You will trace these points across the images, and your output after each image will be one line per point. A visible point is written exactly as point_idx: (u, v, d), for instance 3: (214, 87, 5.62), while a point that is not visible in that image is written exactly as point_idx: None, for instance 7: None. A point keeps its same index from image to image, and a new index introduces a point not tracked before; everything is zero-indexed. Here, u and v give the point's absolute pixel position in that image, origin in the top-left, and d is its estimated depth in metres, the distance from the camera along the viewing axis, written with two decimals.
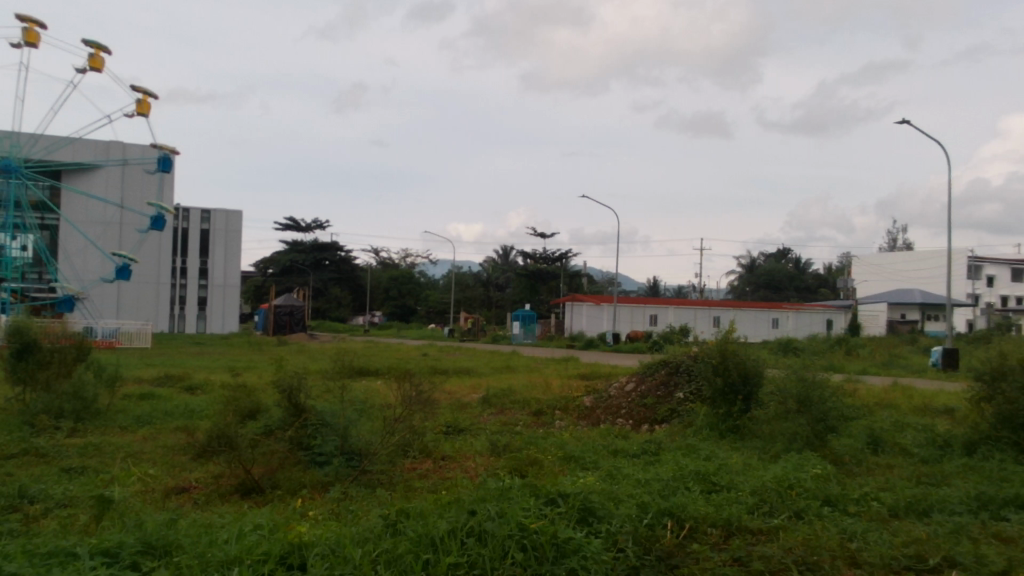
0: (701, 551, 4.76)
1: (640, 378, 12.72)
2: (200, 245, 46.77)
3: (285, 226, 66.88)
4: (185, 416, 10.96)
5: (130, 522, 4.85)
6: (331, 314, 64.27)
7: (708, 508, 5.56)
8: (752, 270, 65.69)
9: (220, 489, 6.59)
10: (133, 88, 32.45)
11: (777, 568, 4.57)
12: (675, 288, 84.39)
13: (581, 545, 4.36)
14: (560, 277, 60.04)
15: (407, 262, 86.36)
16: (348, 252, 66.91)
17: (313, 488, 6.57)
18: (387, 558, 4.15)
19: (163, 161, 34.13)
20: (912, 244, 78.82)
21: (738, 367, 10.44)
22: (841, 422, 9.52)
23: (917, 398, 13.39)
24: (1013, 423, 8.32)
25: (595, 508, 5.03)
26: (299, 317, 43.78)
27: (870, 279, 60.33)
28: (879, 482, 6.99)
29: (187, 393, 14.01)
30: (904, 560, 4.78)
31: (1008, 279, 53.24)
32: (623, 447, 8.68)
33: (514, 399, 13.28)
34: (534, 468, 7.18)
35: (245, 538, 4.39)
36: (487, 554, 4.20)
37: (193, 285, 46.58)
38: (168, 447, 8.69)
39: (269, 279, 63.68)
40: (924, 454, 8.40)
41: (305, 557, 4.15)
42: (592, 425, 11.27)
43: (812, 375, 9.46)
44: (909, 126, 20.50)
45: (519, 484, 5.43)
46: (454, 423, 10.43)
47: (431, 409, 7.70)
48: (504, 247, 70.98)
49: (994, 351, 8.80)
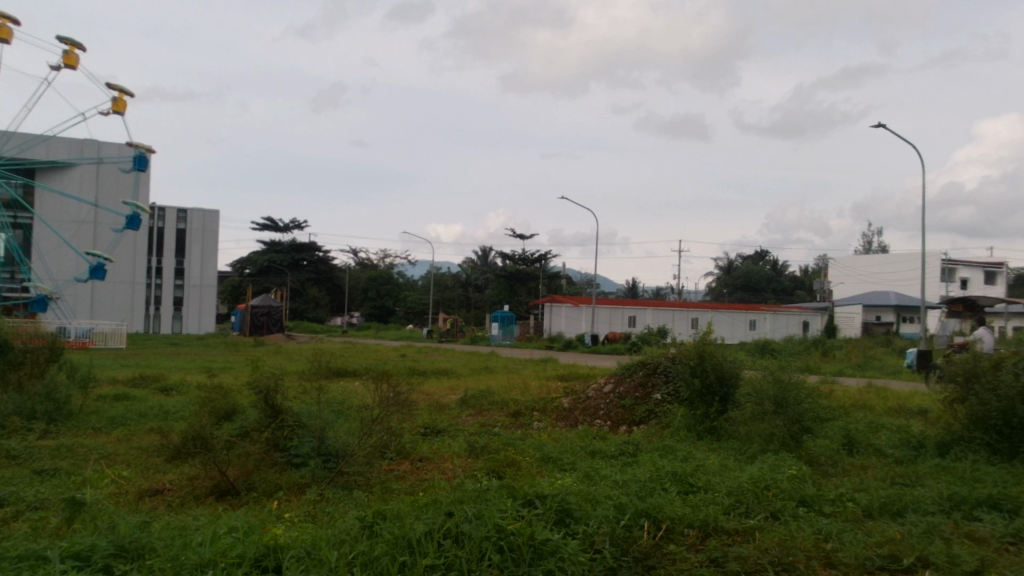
0: (677, 551, 4.78)
1: (618, 378, 12.76)
2: (176, 245, 46.37)
3: (263, 225, 66.59)
4: (160, 417, 10.89)
5: (103, 524, 4.81)
6: (309, 314, 64.08)
7: (685, 509, 5.60)
8: (730, 272, 66.26)
9: (194, 490, 6.51)
10: (109, 85, 32.05)
11: (753, 568, 4.60)
12: (654, 289, 84.96)
13: (559, 547, 4.35)
14: (538, 278, 60.25)
15: (386, 262, 86.29)
16: (327, 252, 66.74)
17: (290, 489, 6.53)
18: (363, 560, 4.13)
19: (139, 159, 33.71)
20: (887, 246, 79.76)
21: (715, 368, 10.53)
22: (816, 422, 9.61)
23: (891, 398, 13.61)
24: (984, 423, 8.42)
25: (573, 510, 5.04)
26: (276, 318, 43.51)
27: (846, 281, 61.04)
28: (854, 482, 7.05)
29: (162, 394, 13.95)
30: (878, 559, 4.82)
31: (981, 281, 54.07)
32: (601, 448, 8.73)
33: (493, 399, 13.36)
34: (512, 469, 7.19)
35: (220, 541, 4.34)
36: (464, 556, 4.19)
37: (169, 285, 46.21)
38: (142, 447, 8.63)
39: (247, 279, 63.32)
40: (899, 454, 8.49)
41: (280, 559, 4.11)
42: (570, 425, 11.34)
43: (788, 376, 9.52)
44: (886, 131, 20.98)
45: (498, 485, 5.44)
46: (433, 424, 10.48)
47: (409, 409, 7.67)
48: (483, 248, 71.10)
49: (968, 353, 8.89)
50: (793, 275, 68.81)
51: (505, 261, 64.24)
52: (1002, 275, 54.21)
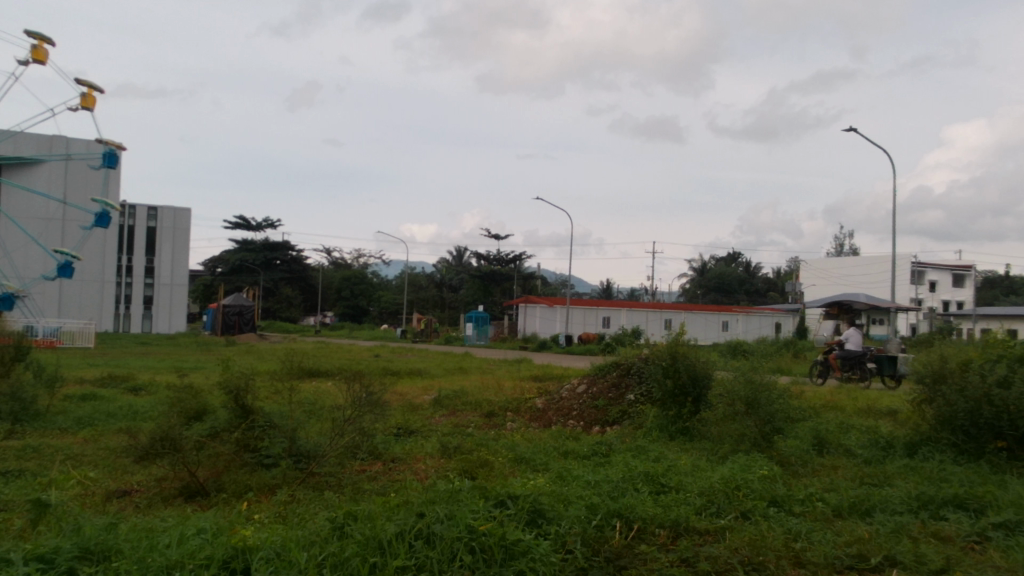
0: (648, 551, 4.80)
1: (591, 379, 12.80)
2: (146, 243, 45.82)
3: (235, 224, 65.99)
4: (128, 417, 10.74)
5: (68, 526, 4.74)
6: (282, 314, 63.64)
7: (657, 509, 5.61)
8: (704, 273, 66.72)
9: (163, 492, 6.47)
10: (78, 81, 31.61)
11: (723, 568, 4.62)
12: (628, 291, 85.38)
13: (530, 547, 4.36)
14: (512, 279, 60.29)
15: (360, 262, 85.92)
16: (300, 251, 66.25)
17: (261, 490, 6.48)
18: (333, 562, 4.10)
19: (108, 156, 33.22)
20: (858, 249, 80.54)
21: (688, 369, 10.59)
22: (787, 423, 9.67)
23: (862, 399, 13.70)
24: (951, 424, 8.57)
25: (545, 510, 5.04)
26: (248, 318, 43.14)
27: (818, 283, 61.70)
28: (824, 483, 7.10)
29: (132, 394, 13.73)
30: (847, 559, 4.86)
31: (950, 284, 54.92)
32: (574, 449, 8.72)
33: (466, 400, 13.29)
34: (485, 470, 7.18)
35: (187, 542, 4.30)
36: (435, 556, 4.17)
37: (139, 284, 45.64)
38: (110, 448, 8.50)
39: (218, 278, 62.73)
40: (868, 455, 8.58)
41: (248, 561, 4.07)
42: (544, 426, 11.33)
43: (760, 377, 9.57)
44: (855, 135, 21.38)
45: (470, 486, 5.42)
46: (405, 424, 10.40)
47: (382, 409, 7.62)
48: (458, 249, 70.95)
49: (936, 354, 9.01)
50: (766, 276, 69.35)
51: (480, 262, 64.17)
52: (970, 278, 55.13)
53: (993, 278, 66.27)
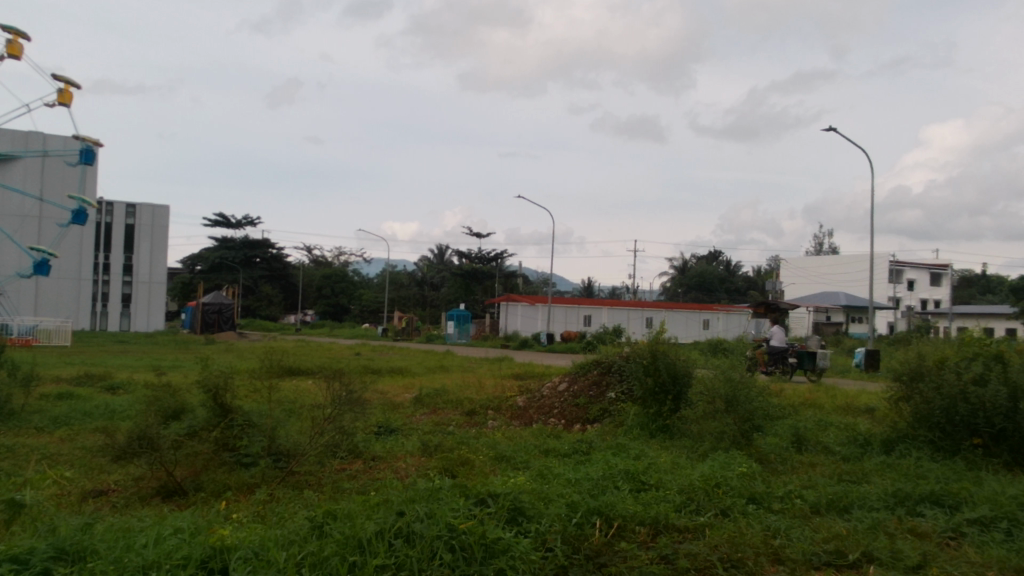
0: (628, 549, 4.81)
1: (572, 378, 12.81)
2: (124, 241, 45.39)
3: (214, 221, 65.50)
4: (104, 417, 10.60)
5: (43, 526, 4.69)
6: (262, 313, 63.32)
7: (636, 507, 5.62)
8: (684, 272, 67.05)
9: (140, 491, 6.42)
10: (54, 76, 31.24)
11: (703, 566, 4.64)
12: (609, 289, 85.71)
13: (510, 545, 4.37)
14: (494, 277, 60.34)
15: (340, 260, 85.65)
16: (280, 249, 65.87)
17: (239, 490, 6.44)
18: (312, 561, 4.08)
19: (85, 152, 32.85)
20: (837, 248, 81.19)
21: (668, 368, 10.63)
22: (766, 420, 9.73)
23: (841, 398, 13.76)
24: (928, 422, 8.65)
25: (525, 509, 5.03)
26: (227, 316, 42.74)
27: (797, 282, 62.13)
28: (801, 480, 7.16)
29: (108, 393, 13.58)
30: (825, 556, 4.90)
31: (927, 283, 55.51)
32: (554, 447, 8.70)
33: (447, 399, 13.22)
34: (465, 468, 7.15)
35: (164, 542, 4.27)
36: (415, 555, 4.15)
37: (117, 281, 45.20)
38: (86, 448, 8.42)
39: (197, 276, 62.28)
40: (846, 452, 8.64)
41: (226, 561, 4.04)
42: (524, 424, 11.30)
43: (739, 375, 9.59)
44: (833, 134, 21.65)
45: (449, 485, 5.40)
46: (385, 423, 10.31)
47: (363, 408, 7.58)
48: (439, 247, 70.84)
49: (913, 353, 9.09)
50: (746, 275, 69.72)
51: (461, 260, 64.12)
52: (946, 277, 55.75)
53: (970, 277, 66.99)
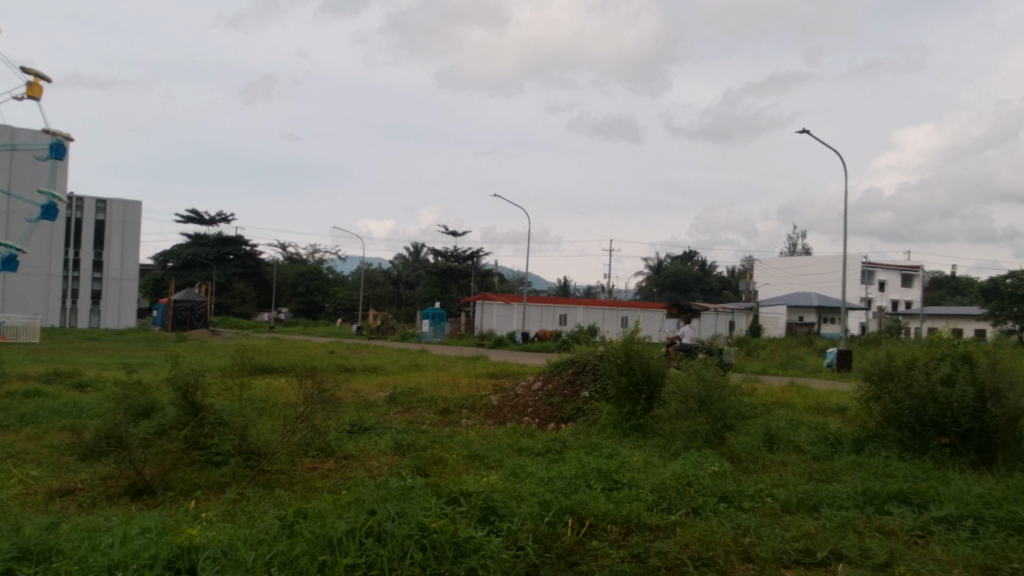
0: (599, 548, 4.83)
1: (546, 377, 12.81)
2: (95, 236, 44.80)
3: (187, 218, 64.84)
4: (72, 416, 10.44)
5: (6, 526, 4.62)
6: (235, 310, 62.74)
7: (608, 505, 5.63)
8: (659, 271, 67.25)
9: (107, 490, 6.32)
10: (23, 69, 30.74)
11: (673, 564, 4.66)
12: (585, 289, 85.91)
13: (481, 544, 4.37)
14: (470, 276, 60.33)
15: (315, 257, 85.15)
16: (254, 246, 65.29)
17: (209, 488, 6.39)
18: (281, 560, 4.05)
19: (55, 147, 32.36)
20: (811, 249, 81.84)
21: (642, 367, 10.67)
22: (738, 420, 9.78)
23: (812, 397, 13.86)
24: (896, 422, 8.77)
25: (497, 507, 5.03)
26: (200, 313, 42.36)
27: (771, 282, 62.59)
28: (773, 478, 7.22)
29: (77, 391, 13.37)
30: (794, 554, 4.95)
31: (898, 284, 56.16)
32: (527, 446, 8.69)
33: (421, 398, 13.15)
34: (438, 467, 7.14)
35: (131, 542, 4.21)
36: (386, 554, 4.13)
37: (87, 277, 44.62)
38: (53, 446, 8.28)
39: (169, 273, 61.62)
40: (817, 451, 8.73)
41: (193, 560, 4.01)
42: (498, 423, 11.31)
43: (712, 375, 9.66)
44: (810, 138, 21.99)
45: (421, 484, 5.36)
46: (358, 422, 10.24)
47: (335, 407, 7.57)
48: (415, 245, 70.58)
49: (882, 353, 9.20)
50: (721, 275, 70.33)
51: (437, 258, 63.95)
52: (918, 278, 56.37)
53: (939, 278, 68.00)
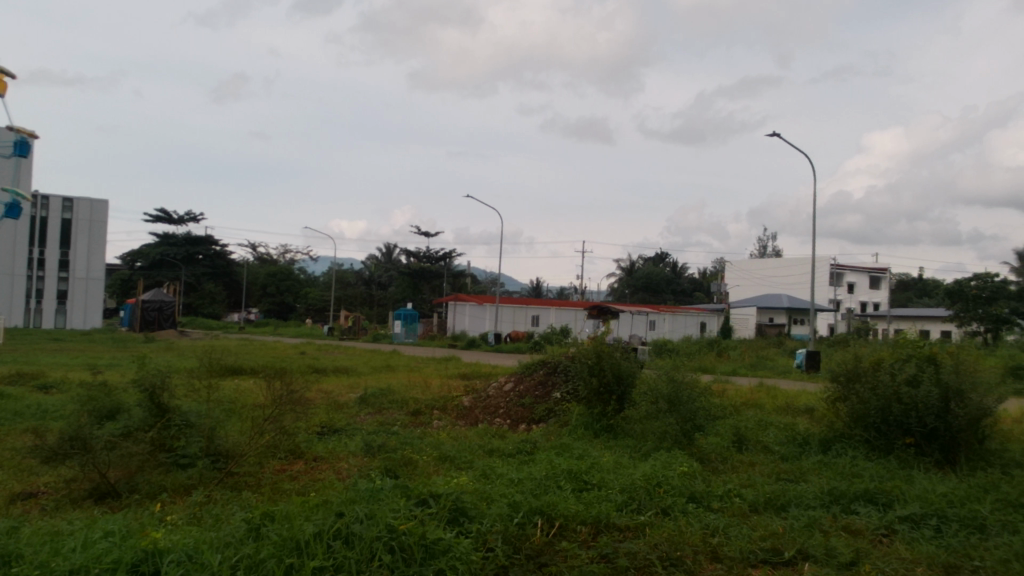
0: (569, 548, 4.84)
1: (518, 378, 12.82)
2: (60, 235, 44.04)
3: (155, 217, 63.99)
4: (35, 417, 10.30)
5: None
6: (204, 311, 62.06)
7: (578, 506, 5.64)
8: (631, 273, 67.49)
9: (72, 494, 6.24)
10: None
11: (641, 564, 4.68)
12: (558, 290, 86.09)
13: (450, 546, 4.36)
14: (443, 277, 60.55)
15: (286, 257, 84.48)
16: (223, 245, 64.62)
17: (175, 491, 6.34)
18: (247, 565, 4.00)
19: (21, 144, 31.79)
20: (781, 251, 82.63)
21: (613, 367, 10.73)
22: (708, 420, 9.85)
23: (781, 398, 14.04)
24: (863, 422, 8.86)
25: (467, 508, 5.02)
26: (169, 314, 41.84)
27: (742, 283, 63.15)
28: (742, 479, 7.28)
29: (40, 392, 13.20)
30: (761, 553, 4.99)
31: (866, 286, 56.86)
32: (498, 447, 8.71)
33: (391, 399, 13.10)
34: (408, 468, 7.12)
35: (93, 546, 4.15)
36: (354, 556, 4.12)
37: (52, 277, 43.94)
38: (15, 449, 8.14)
39: (137, 273, 60.87)
40: (785, 451, 8.83)
41: (158, 564, 3.95)
42: (471, 424, 11.30)
43: (682, 376, 9.74)
44: (780, 139, 21.54)
45: (391, 485, 5.36)
46: (328, 423, 10.24)
47: (304, 408, 7.53)
48: (388, 245, 70.26)
49: (850, 354, 9.33)
50: (692, 276, 70.78)
51: (409, 259, 63.85)
52: (885, 280, 57.15)
53: (906, 280, 68.93)
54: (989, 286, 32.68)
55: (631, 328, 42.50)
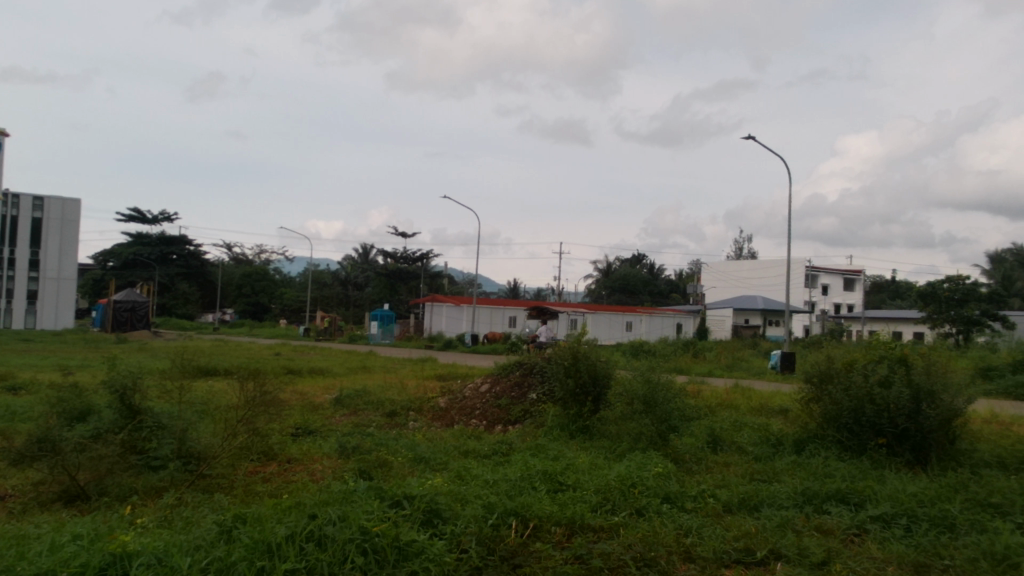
0: (544, 549, 4.84)
1: (494, 378, 12.82)
2: (30, 235, 43.41)
3: (128, 216, 63.28)
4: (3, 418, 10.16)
5: None
6: (178, 311, 61.47)
7: (552, 507, 5.64)
8: (608, 275, 67.75)
9: (40, 496, 6.14)
10: None
11: (616, 565, 4.68)
12: (536, 291, 86.20)
13: (424, 547, 4.34)
14: (419, 278, 60.54)
15: (262, 258, 83.89)
16: (197, 245, 64.00)
17: (147, 493, 6.27)
18: (218, 567, 3.96)
19: None
20: (757, 253, 83.38)
21: (589, 368, 10.76)
22: (683, 421, 9.89)
23: (755, 398, 14.26)
24: (836, 422, 8.95)
25: (442, 510, 5.00)
26: (142, 314, 41.45)
27: (718, 284, 63.56)
28: (715, 479, 7.32)
29: (9, 394, 13.03)
30: (735, 553, 5.02)
31: (840, 287, 57.43)
32: (474, 448, 8.72)
33: (368, 399, 13.11)
34: (382, 470, 7.11)
35: (61, 550, 4.10)
36: (326, 559, 4.09)
37: (22, 277, 43.35)
38: None
39: (110, 273, 60.23)
40: (759, 451, 8.90)
41: (126, 567, 3.90)
42: (446, 425, 11.33)
43: (657, 377, 9.79)
44: (755, 142, 21.77)
45: (365, 487, 5.34)
46: (304, 424, 10.22)
47: (278, 408, 7.48)
48: (364, 246, 69.98)
49: (823, 355, 9.44)
50: (669, 278, 71.21)
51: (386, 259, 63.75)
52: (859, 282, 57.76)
53: (879, 282, 69.74)
54: (960, 288, 33.09)
55: (606, 329, 42.80)
